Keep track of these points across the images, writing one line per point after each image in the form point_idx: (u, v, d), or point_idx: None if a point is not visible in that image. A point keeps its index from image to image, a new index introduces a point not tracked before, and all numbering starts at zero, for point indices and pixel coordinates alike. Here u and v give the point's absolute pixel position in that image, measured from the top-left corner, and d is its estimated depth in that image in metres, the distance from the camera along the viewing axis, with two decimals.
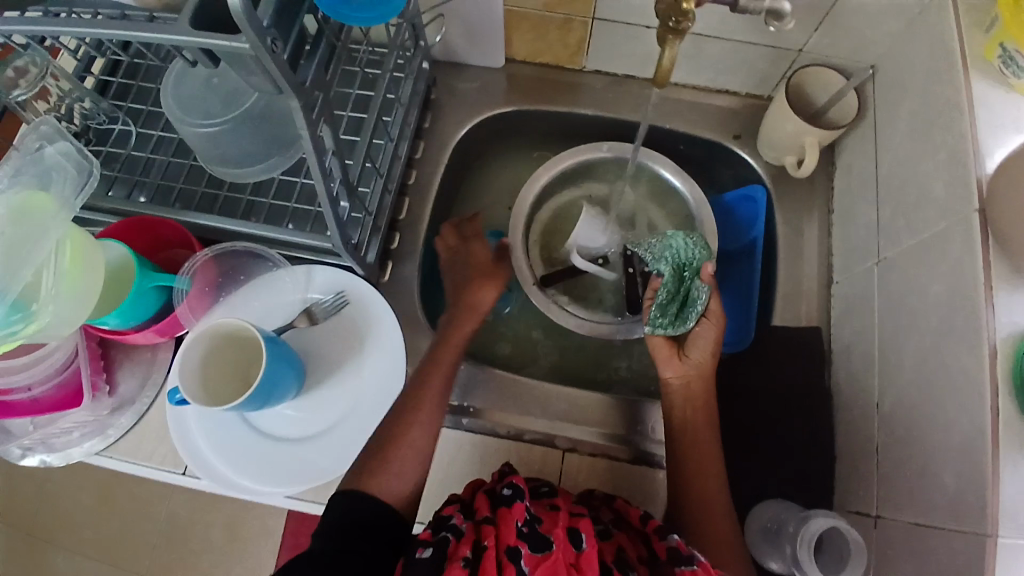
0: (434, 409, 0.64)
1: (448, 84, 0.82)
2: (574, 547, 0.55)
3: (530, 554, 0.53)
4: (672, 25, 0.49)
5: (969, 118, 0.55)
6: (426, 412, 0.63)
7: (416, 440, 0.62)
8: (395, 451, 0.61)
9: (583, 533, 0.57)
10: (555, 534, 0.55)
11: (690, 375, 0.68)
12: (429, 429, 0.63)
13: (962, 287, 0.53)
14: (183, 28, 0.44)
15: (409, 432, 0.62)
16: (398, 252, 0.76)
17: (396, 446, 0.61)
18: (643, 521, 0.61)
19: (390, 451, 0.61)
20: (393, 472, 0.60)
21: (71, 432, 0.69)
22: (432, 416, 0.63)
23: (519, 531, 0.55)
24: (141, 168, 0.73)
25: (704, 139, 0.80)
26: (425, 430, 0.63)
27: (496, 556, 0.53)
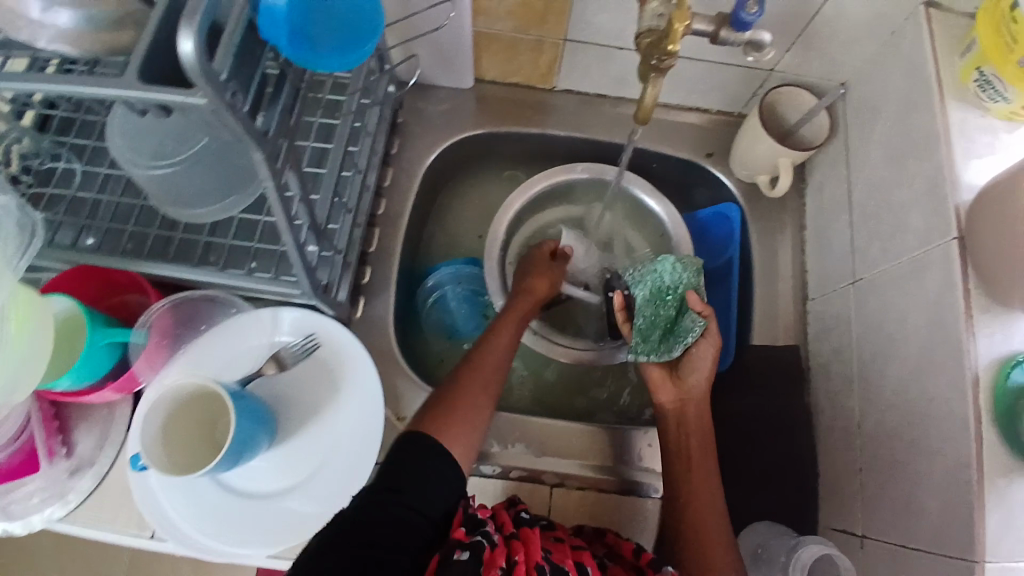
0: (493, 374, 0.63)
1: (416, 108, 0.79)
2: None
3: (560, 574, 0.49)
4: (655, 63, 0.50)
5: (945, 144, 0.56)
6: (487, 375, 0.62)
7: (476, 399, 0.60)
8: (458, 409, 0.59)
9: (590, 565, 0.53)
10: (568, 564, 0.51)
11: (683, 400, 0.64)
12: (486, 392, 0.62)
13: (943, 314, 0.54)
14: (132, 83, 0.40)
15: (468, 391, 0.60)
16: (369, 286, 0.73)
17: (456, 404, 0.59)
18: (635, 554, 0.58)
19: (452, 408, 0.59)
20: (455, 429, 0.58)
21: (31, 499, 0.64)
22: (490, 381, 0.62)
23: (545, 555, 0.51)
24: (88, 210, 0.68)
25: (677, 159, 0.79)
26: (483, 392, 0.61)
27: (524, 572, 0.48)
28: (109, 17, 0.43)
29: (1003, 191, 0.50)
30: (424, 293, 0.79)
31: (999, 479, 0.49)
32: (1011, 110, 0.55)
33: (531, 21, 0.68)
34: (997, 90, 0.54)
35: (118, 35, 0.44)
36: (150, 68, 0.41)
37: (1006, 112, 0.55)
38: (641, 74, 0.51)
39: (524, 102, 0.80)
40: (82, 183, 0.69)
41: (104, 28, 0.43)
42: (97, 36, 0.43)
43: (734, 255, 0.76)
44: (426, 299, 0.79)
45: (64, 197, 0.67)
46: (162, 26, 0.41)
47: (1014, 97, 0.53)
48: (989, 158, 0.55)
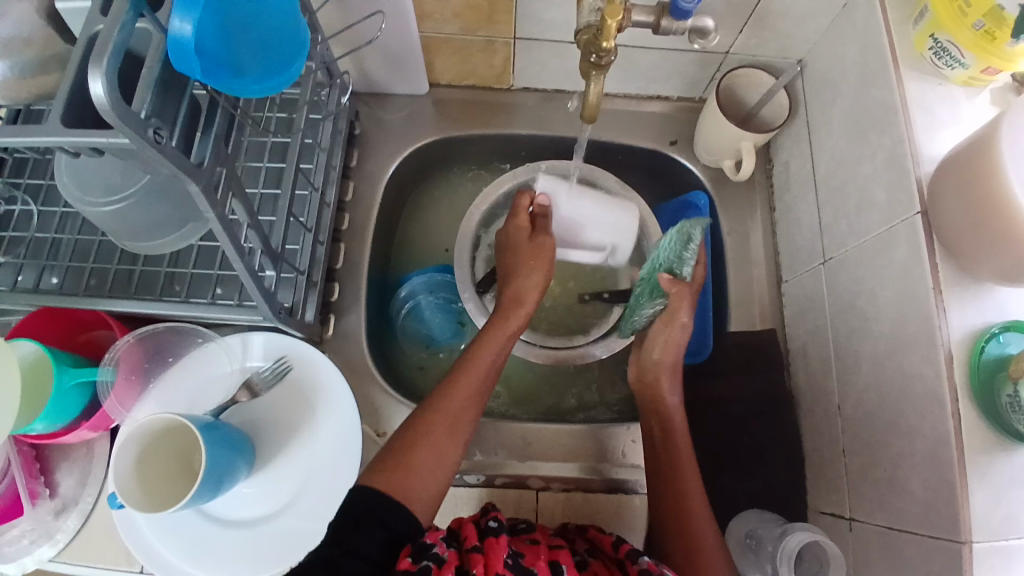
0: (467, 401, 0.59)
1: (373, 118, 0.78)
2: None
3: None
4: (594, 60, 0.49)
5: (902, 116, 0.55)
6: (455, 403, 0.59)
7: (442, 434, 0.57)
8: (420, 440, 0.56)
9: (564, 563, 0.52)
10: (539, 565, 0.50)
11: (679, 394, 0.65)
12: (455, 425, 0.58)
13: (912, 290, 0.53)
14: (55, 128, 0.40)
15: (432, 426, 0.57)
16: (340, 303, 0.72)
17: (419, 440, 0.56)
18: (615, 547, 0.57)
19: (415, 444, 0.55)
20: (418, 469, 0.54)
21: (20, 541, 0.64)
22: (460, 412, 0.59)
23: (507, 562, 0.49)
24: (48, 250, 0.67)
25: (640, 148, 0.78)
26: (451, 424, 0.58)
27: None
28: (34, 62, 0.46)
29: (963, 161, 0.49)
30: (398, 303, 0.78)
31: (980, 455, 0.48)
32: (969, 76, 0.54)
33: (481, 22, 0.67)
34: (955, 57, 0.53)
35: (44, 78, 0.47)
36: (71, 112, 0.41)
37: (965, 77, 0.54)
38: (583, 72, 0.51)
39: (481, 103, 0.79)
40: (40, 223, 0.69)
41: (30, 74, 0.46)
42: (24, 84, 0.46)
43: (706, 243, 0.74)
44: (400, 309, 0.78)
45: (24, 239, 0.68)
46: (82, 68, 0.41)
47: (972, 62, 0.52)
48: (949, 125, 0.54)
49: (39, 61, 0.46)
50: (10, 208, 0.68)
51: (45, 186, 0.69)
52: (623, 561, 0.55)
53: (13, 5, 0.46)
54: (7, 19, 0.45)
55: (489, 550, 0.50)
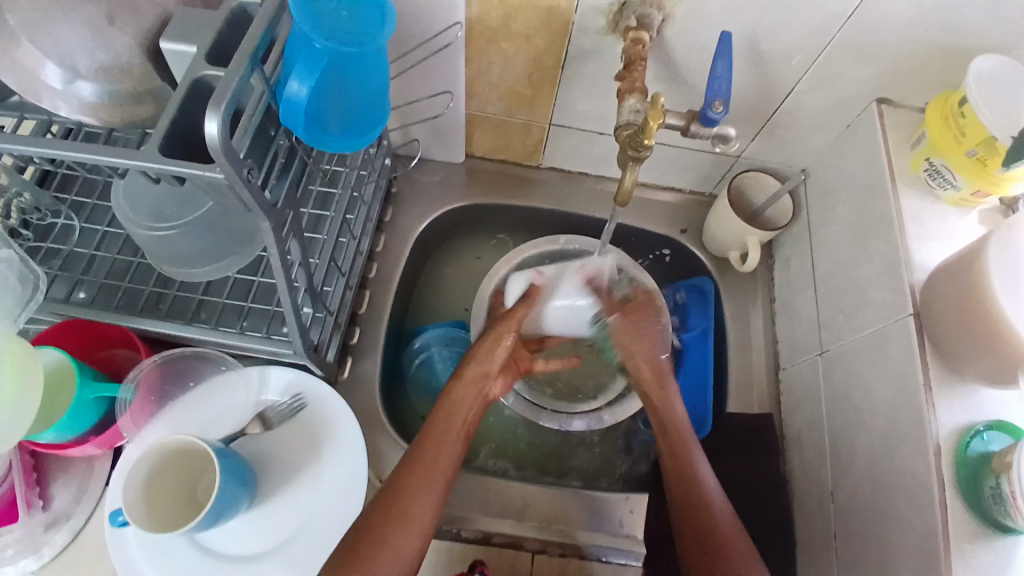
0: (428, 494, 0.58)
1: (408, 179, 0.84)
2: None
3: None
4: (633, 153, 0.55)
5: (898, 227, 0.61)
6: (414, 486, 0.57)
7: (407, 526, 0.56)
8: (387, 523, 0.55)
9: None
10: None
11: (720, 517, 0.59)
12: (419, 515, 0.56)
13: (902, 384, 0.57)
14: (155, 155, 0.43)
15: (394, 517, 0.56)
16: (358, 347, 0.75)
17: (381, 534, 0.55)
18: None
19: (377, 539, 0.54)
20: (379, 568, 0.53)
21: (5, 550, 0.63)
22: (425, 502, 0.57)
23: None
24: (83, 265, 0.70)
25: (654, 232, 0.84)
26: (416, 516, 0.56)
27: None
28: (127, 92, 0.50)
29: (952, 271, 0.55)
30: (411, 354, 0.81)
31: (964, 544, 0.51)
32: (962, 196, 0.61)
33: (522, 106, 0.74)
34: (947, 179, 0.60)
35: (137, 108, 0.51)
36: (167, 144, 0.44)
37: (957, 198, 0.62)
38: (620, 161, 0.56)
39: (510, 176, 0.85)
40: (80, 238, 0.71)
41: (121, 103, 0.50)
42: (113, 110, 0.50)
43: (710, 325, 0.78)
44: (413, 361, 0.81)
45: (61, 252, 0.70)
46: (183, 105, 0.45)
47: (964, 184, 0.60)
48: (940, 237, 0.61)
49: (131, 93, 0.50)
50: (54, 221, 0.71)
51: (91, 204, 0.72)
52: None
53: (113, 35, 0.47)
54: (107, 51, 0.48)
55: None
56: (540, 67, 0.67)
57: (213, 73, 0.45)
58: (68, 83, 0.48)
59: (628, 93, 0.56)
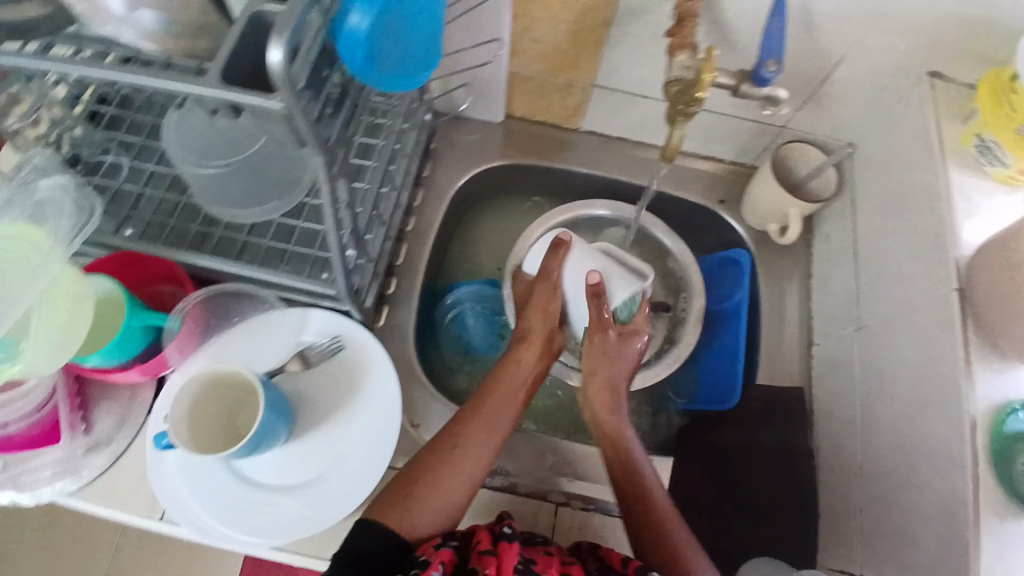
0: (483, 447, 0.62)
1: (447, 136, 0.84)
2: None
3: None
4: (683, 108, 0.55)
5: (945, 202, 0.60)
6: (473, 431, 0.63)
7: (455, 476, 0.60)
8: (442, 462, 0.60)
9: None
10: None
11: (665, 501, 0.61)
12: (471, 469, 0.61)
13: (938, 358, 0.56)
14: (216, 82, 0.44)
15: (447, 467, 0.60)
16: (393, 298, 0.76)
17: (433, 480, 0.59)
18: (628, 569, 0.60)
19: (427, 484, 0.59)
20: (428, 509, 0.58)
21: (43, 471, 0.66)
22: (478, 456, 0.61)
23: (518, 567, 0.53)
24: (131, 203, 0.71)
25: (692, 202, 0.84)
26: (468, 468, 0.60)
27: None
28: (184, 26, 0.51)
29: (997, 246, 0.54)
30: (444, 309, 0.82)
31: (993, 517, 0.51)
32: (1009, 174, 0.59)
33: (565, 66, 0.73)
34: (996, 155, 0.58)
35: (195, 41, 0.52)
36: (228, 73, 0.45)
37: (1004, 175, 0.59)
38: (670, 117, 0.57)
39: (549, 138, 0.85)
40: (127, 176, 0.73)
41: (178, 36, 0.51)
42: (169, 41, 0.51)
43: (743, 297, 0.77)
44: (444, 316, 0.82)
45: (109, 189, 0.71)
46: (243, 36, 0.46)
47: (1012, 161, 0.58)
48: (988, 214, 0.60)
49: (190, 27, 0.51)
50: (104, 158, 0.72)
51: (138, 145, 0.74)
52: None
53: None
54: None
55: (501, 552, 0.54)
56: (586, 25, 0.67)
57: (272, 8, 0.46)
58: (131, 11, 0.48)
59: (679, 49, 0.54)
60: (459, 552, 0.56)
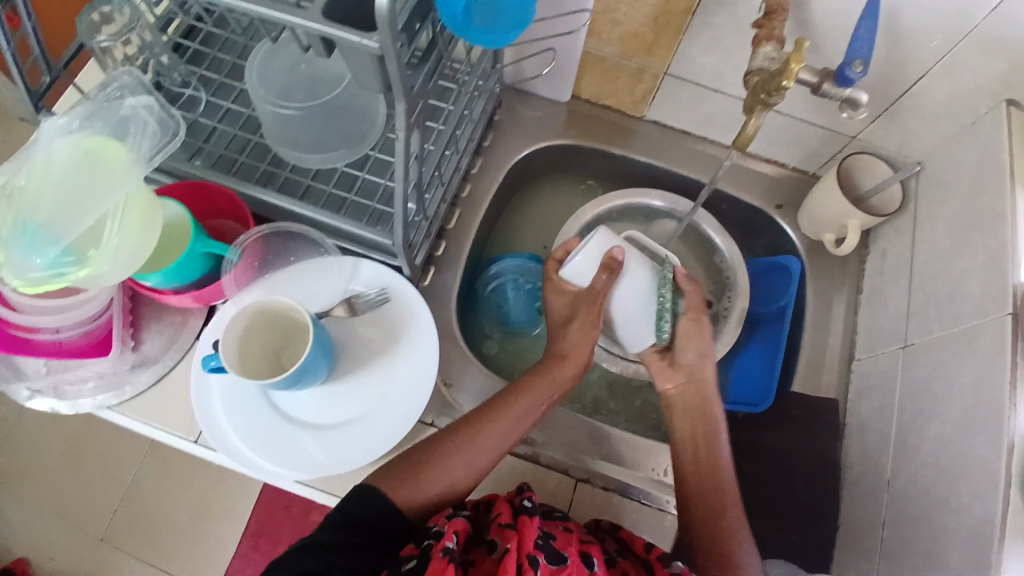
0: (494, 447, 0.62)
1: (512, 109, 0.85)
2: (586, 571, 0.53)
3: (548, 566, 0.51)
4: (763, 97, 0.55)
5: (1012, 227, 0.59)
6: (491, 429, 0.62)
7: (460, 465, 0.60)
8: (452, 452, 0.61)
9: (595, 558, 0.55)
10: (568, 552, 0.53)
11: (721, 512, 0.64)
12: (477, 460, 0.61)
13: (985, 380, 0.56)
14: (316, 17, 0.45)
15: (456, 454, 0.61)
16: (442, 259, 0.78)
17: (438, 464, 0.60)
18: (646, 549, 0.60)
19: (431, 466, 0.60)
20: (424, 487, 0.59)
21: (86, 382, 0.69)
22: (487, 448, 0.61)
23: (538, 543, 0.52)
24: (206, 134, 0.74)
25: (748, 203, 0.84)
26: (474, 459, 0.61)
27: (516, 560, 0.50)
28: None
29: None
30: (486, 279, 0.83)
31: None
32: None
33: (641, 50, 0.74)
34: None
35: None
36: (329, 9, 0.47)
37: None
38: (748, 106, 0.57)
39: (613, 123, 0.86)
40: (204, 110, 0.76)
41: None
42: None
43: (789, 303, 0.77)
44: (486, 286, 0.83)
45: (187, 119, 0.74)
46: None
47: None
48: None
49: None
50: (184, 90, 0.75)
51: (218, 81, 0.77)
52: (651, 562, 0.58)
53: None
54: None
55: (521, 526, 0.53)
56: (669, 10, 0.67)
57: None
58: None
59: (765, 41, 0.56)
60: (472, 520, 0.58)
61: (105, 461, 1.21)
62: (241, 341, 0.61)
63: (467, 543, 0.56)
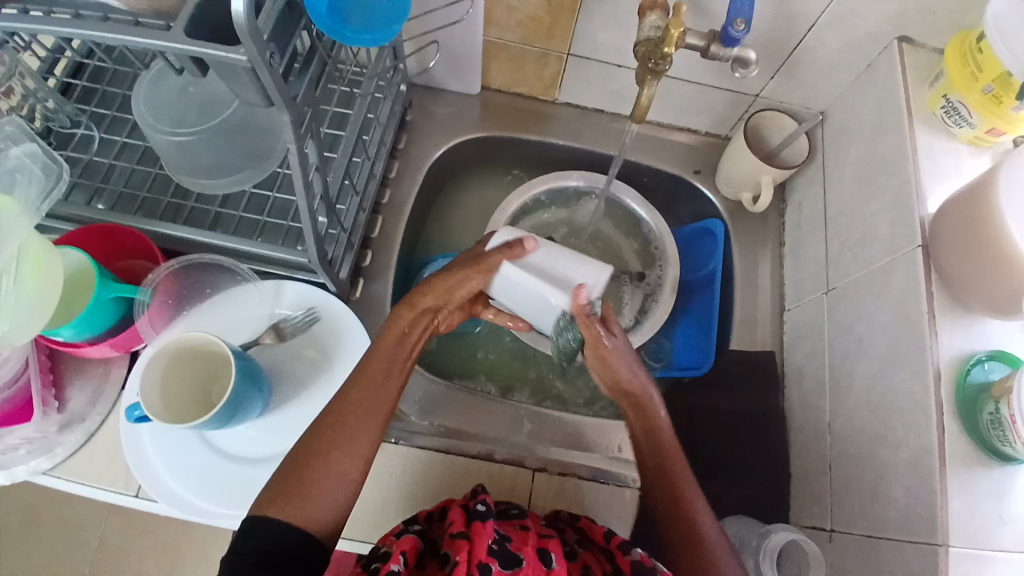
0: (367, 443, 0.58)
1: (423, 109, 0.84)
2: (544, 567, 0.53)
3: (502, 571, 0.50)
4: (652, 66, 0.56)
5: (911, 162, 0.61)
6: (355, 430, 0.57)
7: (337, 472, 0.55)
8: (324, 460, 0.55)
9: (552, 552, 0.54)
10: (524, 552, 0.53)
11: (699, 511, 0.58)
12: (351, 463, 0.56)
13: (905, 314, 0.57)
14: (180, 37, 0.44)
15: (328, 464, 0.56)
16: (370, 270, 0.76)
17: (314, 473, 0.55)
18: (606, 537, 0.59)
19: (310, 477, 0.54)
20: (315, 503, 0.54)
21: (16, 450, 0.64)
22: (356, 449, 0.57)
23: (491, 548, 0.51)
24: (102, 174, 0.71)
25: (667, 172, 0.85)
26: (349, 466, 0.56)
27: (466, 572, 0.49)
28: None
29: (958, 201, 0.54)
30: (419, 283, 0.82)
31: (960, 467, 0.52)
32: (976, 134, 0.60)
33: (540, 35, 0.73)
34: (962, 116, 0.59)
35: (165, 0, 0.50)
36: (194, 29, 0.45)
37: (971, 136, 0.61)
38: (640, 76, 0.57)
39: (527, 111, 0.85)
40: (99, 148, 0.72)
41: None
42: None
43: (718, 265, 0.77)
44: None
45: (80, 160, 0.71)
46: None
47: (978, 121, 0.59)
48: (953, 176, 0.60)
49: None
50: (74, 131, 0.72)
51: (110, 117, 0.73)
52: (612, 552, 0.57)
53: None
54: None
55: (473, 534, 0.52)
56: None
57: None
58: None
59: (650, 9, 0.55)
60: (423, 534, 0.57)
61: (58, 527, 1.15)
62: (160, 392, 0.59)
63: (418, 560, 0.55)
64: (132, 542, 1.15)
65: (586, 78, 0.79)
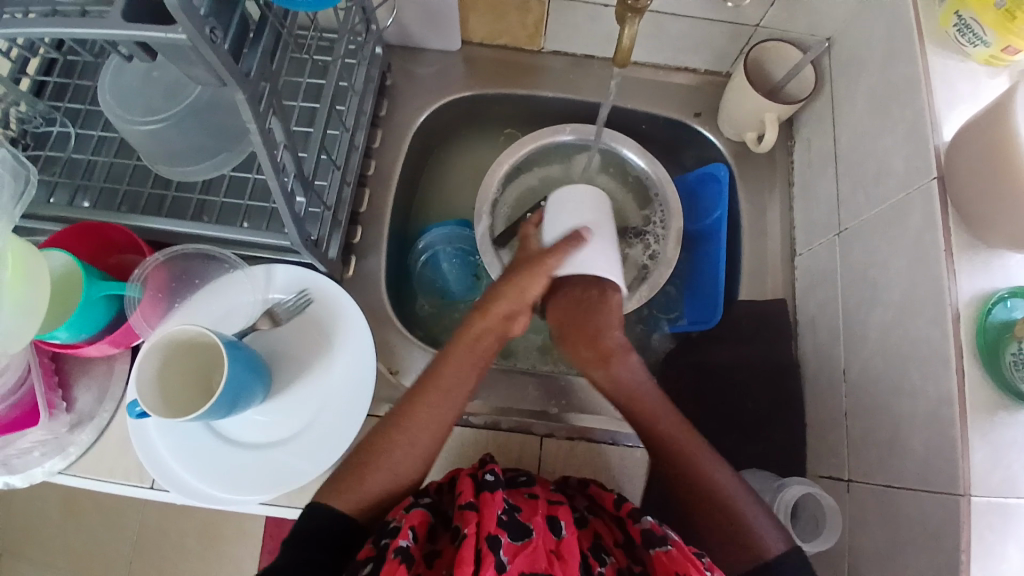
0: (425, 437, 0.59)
1: (403, 72, 0.80)
2: (554, 536, 0.52)
3: (511, 542, 0.49)
4: (631, 4, 0.51)
5: (923, 87, 0.56)
6: (417, 426, 0.59)
7: (393, 463, 0.57)
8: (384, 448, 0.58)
9: (563, 520, 0.53)
10: (535, 521, 0.52)
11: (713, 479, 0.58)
12: (409, 453, 0.58)
13: (921, 254, 0.53)
14: (116, 22, 0.41)
15: (386, 451, 0.57)
16: (361, 246, 0.74)
17: (371, 464, 0.57)
18: (615, 503, 0.58)
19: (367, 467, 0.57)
20: (366, 487, 0.56)
21: (30, 452, 0.66)
22: (416, 440, 0.58)
23: (501, 519, 0.50)
24: (82, 171, 0.69)
25: (663, 117, 0.80)
26: (405, 457, 0.58)
27: (475, 544, 0.48)
28: None
29: (978, 126, 0.49)
30: (415, 254, 0.81)
31: (982, 414, 0.49)
32: (991, 54, 0.55)
33: None
34: (976, 34, 0.54)
35: None
36: (131, 13, 0.42)
37: (986, 55, 0.55)
38: (619, 15, 0.53)
39: (512, 63, 0.81)
40: (77, 144, 0.70)
41: None
42: None
43: (723, 214, 0.73)
44: (417, 260, 0.81)
45: (59, 159, 0.69)
46: None
47: (993, 40, 0.53)
48: (975, 100, 0.55)
49: None
50: (49, 128, 0.70)
51: (85, 110, 0.71)
52: (624, 519, 0.56)
53: None
54: None
55: (482, 506, 0.51)
56: None
57: None
58: None
59: None
60: (435, 505, 0.57)
61: (101, 510, 1.19)
62: (160, 385, 0.59)
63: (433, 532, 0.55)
64: (173, 521, 1.18)
65: (571, 23, 0.74)
